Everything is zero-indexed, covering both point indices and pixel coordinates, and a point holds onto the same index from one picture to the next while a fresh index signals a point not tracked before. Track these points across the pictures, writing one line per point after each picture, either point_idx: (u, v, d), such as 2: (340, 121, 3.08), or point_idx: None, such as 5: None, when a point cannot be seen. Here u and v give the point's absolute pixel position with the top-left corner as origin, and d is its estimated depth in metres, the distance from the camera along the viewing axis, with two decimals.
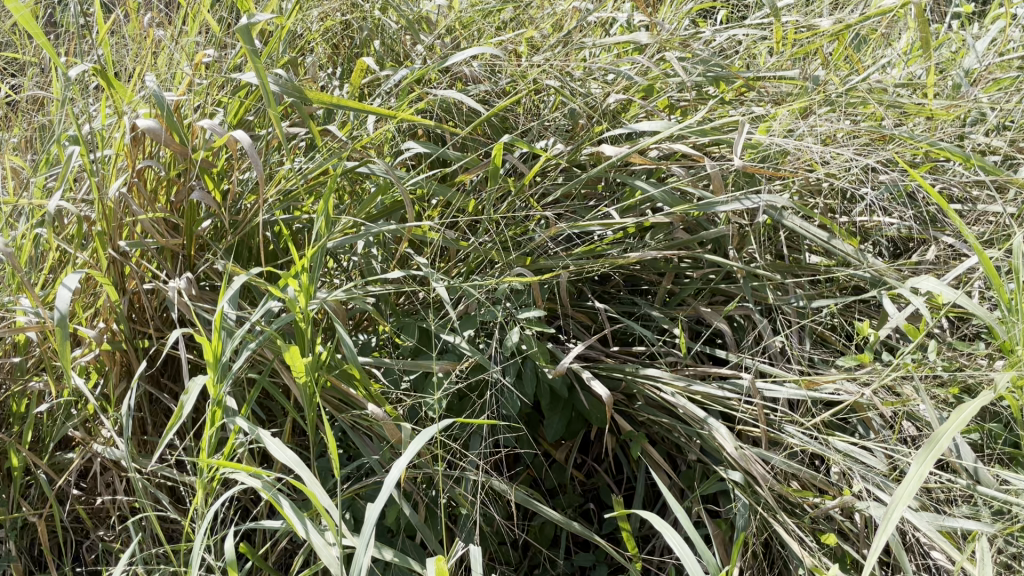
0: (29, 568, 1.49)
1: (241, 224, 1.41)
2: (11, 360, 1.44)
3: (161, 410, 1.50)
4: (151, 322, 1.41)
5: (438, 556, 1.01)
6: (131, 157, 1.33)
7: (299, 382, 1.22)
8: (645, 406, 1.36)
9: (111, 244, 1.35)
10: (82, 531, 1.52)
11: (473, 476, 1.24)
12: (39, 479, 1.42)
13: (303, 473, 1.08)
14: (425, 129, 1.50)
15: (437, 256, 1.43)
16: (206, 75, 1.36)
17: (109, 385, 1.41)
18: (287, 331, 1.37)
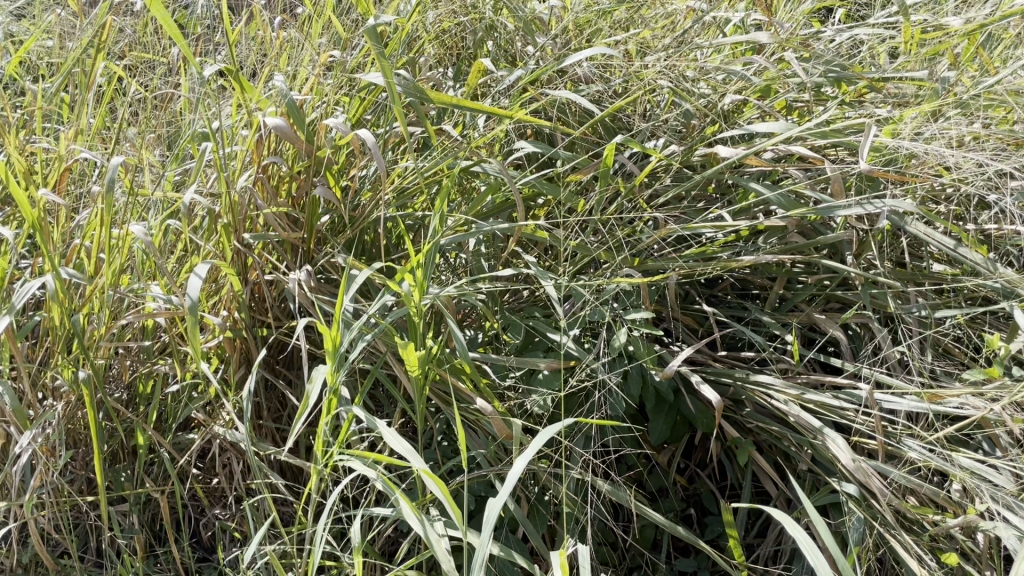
0: (150, 541, 1.57)
1: (358, 219, 1.45)
2: (140, 344, 1.53)
3: (277, 397, 1.57)
4: (270, 312, 1.49)
5: (563, 550, 1.04)
6: (258, 154, 1.39)
7: (412, 375, 1.25)
8: (754, 413, 1.34)
9: (236, 236, 1.42)
10: (200, 508, 1.60)
11: (579, 476, 1.24)
12: (163, 457, 1.49)
13: (418, 463, 1.11)
14: (537, 129, 1.51)
15: (545, 254, 1.44)
16: (330, 74, 1.41)
17: (230, 371, 1.49)
18: (400, 325, 1.41)
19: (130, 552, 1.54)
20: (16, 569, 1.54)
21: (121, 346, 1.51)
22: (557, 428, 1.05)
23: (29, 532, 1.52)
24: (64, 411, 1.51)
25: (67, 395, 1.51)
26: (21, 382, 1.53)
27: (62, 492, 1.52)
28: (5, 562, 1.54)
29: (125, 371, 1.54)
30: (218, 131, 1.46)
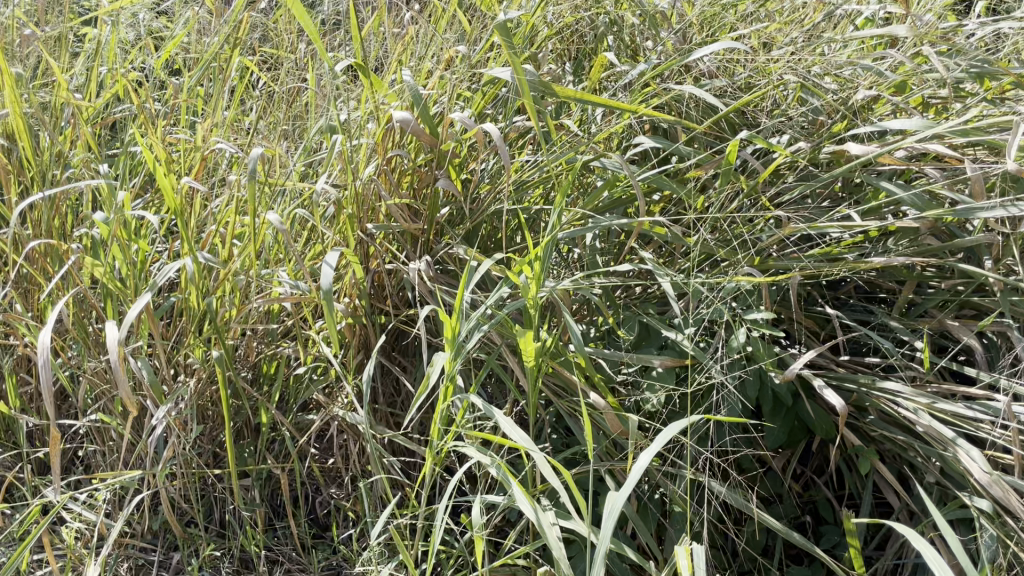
0: (270, 515, 1.65)
1: (477, 211, 1.48)
2: (266, 328, 1.60)
3: (392, 382, 1.63)
4: (390, 299, 1.54)
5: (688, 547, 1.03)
6: (383, 146, 1.44)
7: (527, 367, 1.27)
8: (879, 421, 1.30)
9: (360, 226, 1.48)
10: (316, 487, 1.68)
11: (692, 476, 1.23)
12: (285, 435, 1.56)
13: (535, 454, 1.13)
14: (656, 124, 1.50)
15: (662, 251, 1.44)
16: (455, 68, 1.44)
17: (350, 355, 1.54)
18: (515, 317, 1.43)
19: (251, 525, 1.62)
20: (147, 534, 1.64)
21: (250, 328, 1.59)
22: (681, 428, 1.05)
23: (160, 500, 1.61)
24: (195, 387, 1.59)
25: (198, 372, 1.59)
26: (157, 358, 1.63)
27: (191, 464, 1.61)
28: (138, 527, 1.63)
29: (252, 352, 1.62)
30: (346, 124, 1.51)
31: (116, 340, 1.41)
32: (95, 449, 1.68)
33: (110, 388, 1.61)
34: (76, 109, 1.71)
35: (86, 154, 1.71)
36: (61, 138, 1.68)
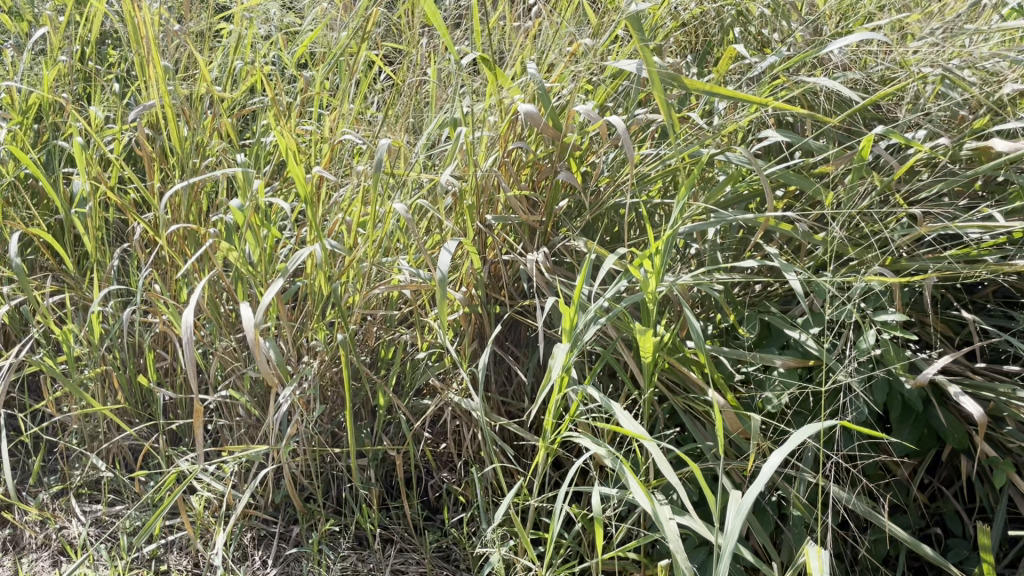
0: (385, 495, 1.73)
1: (596, 204, 1.48)
2: (386, 314, 1.66)
3: (505, 371, 1.66)
4: (506, 290, 1.57)
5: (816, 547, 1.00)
6: (505, 138, 1.46)
7: (645, 361, 1.27)
8: (1017, 433, 1.24)
9: (480, 217, 1.52)
10: (428, 470, 1.75)
11: (814, 479, 1.21)
12: (401, 419, 1.62)
13: (654, 448, 1.13)
14: (782, 119, 1.47)
15: (785, 248, 1.41)
16: (579, 61, 1.45)
17: (465, 343, 1.58)
18: (632, 311, 1.44)
19: (367, 504, 1.69)
20: (269, 506, 1.73)
21: (370, 314, 1.65)
22: (811, 431, 1.03)
23: (283, 475, 1.70)
24: (318, 367, 1.67)
25: (321, 354, 1.66)
26: (283, 339, 1.71)
27: (312, 442, 1.68)
28: (261, 499, 1.73)
29: (371, 336, 1.68)
30: (469, 116, 1.55)
31: (251, 320, 1.49)
32: (224, 423, 1.79)
33: (241, 365, 1.71)
34: (215, 101, 1.81)
35: (223, 143, 1.80)
36: (201, 128, 1.79)
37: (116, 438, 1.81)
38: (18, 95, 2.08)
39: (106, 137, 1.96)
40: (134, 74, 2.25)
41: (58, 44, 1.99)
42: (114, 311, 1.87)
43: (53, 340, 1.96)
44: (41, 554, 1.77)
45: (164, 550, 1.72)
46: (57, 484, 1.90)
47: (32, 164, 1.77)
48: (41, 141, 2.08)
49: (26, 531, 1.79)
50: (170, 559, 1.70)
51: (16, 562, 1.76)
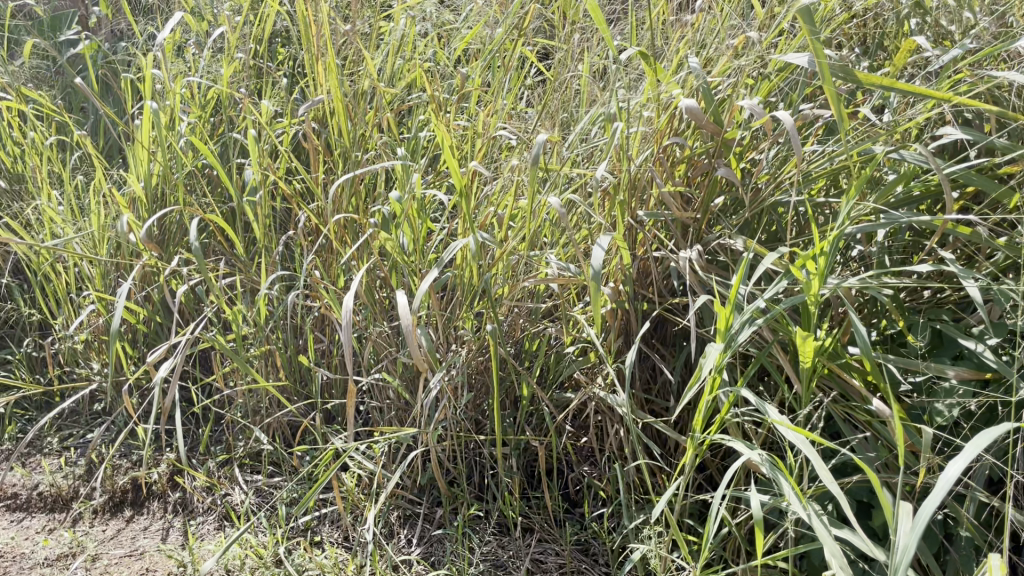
0: (525, 484, 1.77)
1: (755, 202, 1.45)
2: (534, 306, 1.69)
3: (650, 368, 1.64)
4: (656, 288, 1.56)
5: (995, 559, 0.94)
6: (663, 134, 1.46)
7: (804, 365, 1.23)
8: None
9: (631, 213, 1.52)
10: (569, 463, 1.77)
11: (988, 499, 1.14)
12: (544, 411, 1.65)
13: (812, 456, 1.09)
14: (961, 116, 1.39)
15: (960, 254, 1.34)
16: (743, 55, 1.42)
17: (612, 339, 1.58)
18: (789, 313, 1.40)
19: (508, 491, 1.74)
20: (415, 487, 1.81)
21: (519, 306, 1.68)
22: (991, 439, 0.95)
23: (429, 458, 1.78)
24: (467, 355, 1.72)
25: (469, 343, 1.72)
26: (434, 326, 1.77)
27: (459, 428, 1.74)
28: (407, 480, 1.81)
29: (517, 328, 1.71)
30: (626, 111, 1.55)
31: (407, 308, 1.55)
32: (375, 405, 1.88)
33: (393, 351, 1.80)
34: (378, 96, 1.89)
35: (385, 137, 1.89)
36: (364, 122, 1.88)
37: (278, 413, 1.95)
38: (200, 90, 2.25)
39: (277, 130, 2.09)
40: (302, 69, 2.38)
41: (235, 43, 2.14)
42: (278, 294, 1.99)
43: (223, 319, 2.12)
44: (208, 517, 1.92)
45: (317, 522, 1.84)
46: (222, 453, 2.05)
47: (211, 156, 1.91)
48: (218, 133, 2.25)
49: (195, 495, 1.95)
50: (323, 531, 1.82)
51: (185, 524, 1.92)
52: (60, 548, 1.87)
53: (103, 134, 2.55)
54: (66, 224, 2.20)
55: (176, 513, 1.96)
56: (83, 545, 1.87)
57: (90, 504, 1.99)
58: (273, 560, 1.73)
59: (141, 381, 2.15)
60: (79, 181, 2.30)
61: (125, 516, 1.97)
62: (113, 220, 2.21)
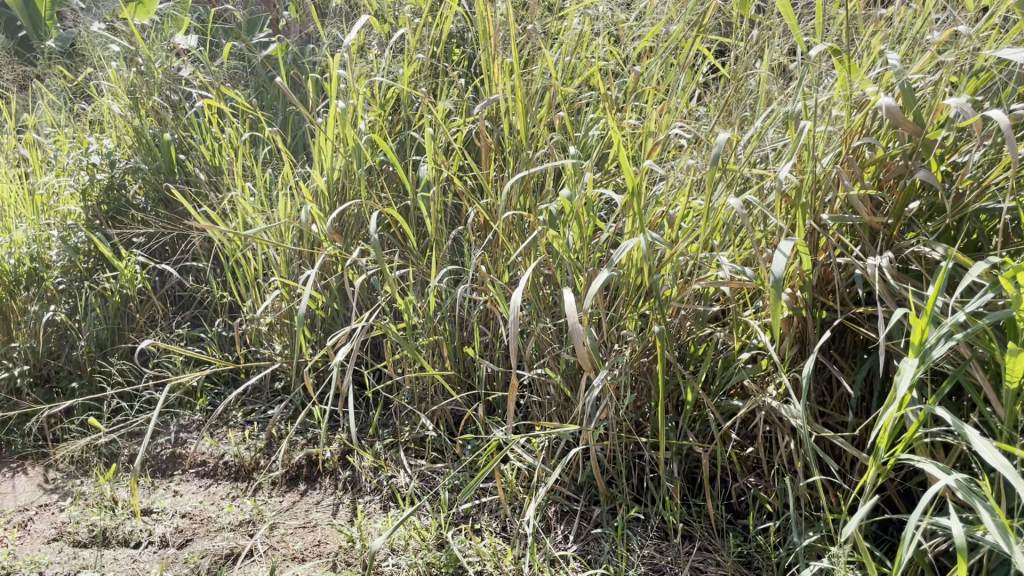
0: (686, 490, 1.74)
1: (956, 208, 1.37)
2: (702, 309, 1.66)
3: (825, 379, 1.57)
4: (837, 296, 1.49)
5: None
6: (853, 134, 1.40)
7: (1010, 386, 1.14)
8: None
9: (813, 216, 1.46)
10: (733, 472, 1.72)
11: None
12: (710, 418, 1.61)
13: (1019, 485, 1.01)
14: None
15: None
16: (949, 51, 1.34)
17: (786, 347, 1.53)
18: (992, 329, 1.31)
19: (668, 495, 1.72)
20: (573, 484, 1.82)
21: (687, 308, 1.66)
22: None
23: (589, 456, 1.78)
24: (631, 356, 1.71)
25: (633, 343, 1.71)
26: (599, 325, 1.78)
27: (620, 428, 1.74)
28: (566, 476, 1.82)
29: (684, 331, 1.68)
30: (812, 111, 1.50)
31: (574, 307, 1.55)
32: (536, 400, 1.91)
33: (557, 347, 1.82)
34: (553, 96, 1.93)
35: (557, 136, 1.92)
36: (538, 120, 1.91)
37: (444, 402, 2.02)
38: (380, 89, 2.36)
39: (452, 129, 2.17)
40: (476, 70, 2.46)
41: (415, 44, 2.24)
42: (447, 287, 2.06)
43: (394, 309, 2.22)
44: (374, 497, 2.02)
45: (477, 510, 1.89)
46: (389, 437, 2.15)
47: (392, 152, 2.00)
48: (396, 131, 2.36)
49: (364, 475, 2.06)
50: (482, 519, 1.86)
51: (354, 501, 2.02)
52: (242, 515, 2.01)
53: (290, 131, 2.73)
54: (257, 214, 2.37)
55: (345, 490, 2.07)
56: (264, 514, 2.01)
57: (270, 476, 2.13)
58: (434, 543, 1.78)
59: (318, 364, 2.28)
60: (269, 175, 2.47)
61: (300, 490, 2.10)
62: (298, 211, 2.35)
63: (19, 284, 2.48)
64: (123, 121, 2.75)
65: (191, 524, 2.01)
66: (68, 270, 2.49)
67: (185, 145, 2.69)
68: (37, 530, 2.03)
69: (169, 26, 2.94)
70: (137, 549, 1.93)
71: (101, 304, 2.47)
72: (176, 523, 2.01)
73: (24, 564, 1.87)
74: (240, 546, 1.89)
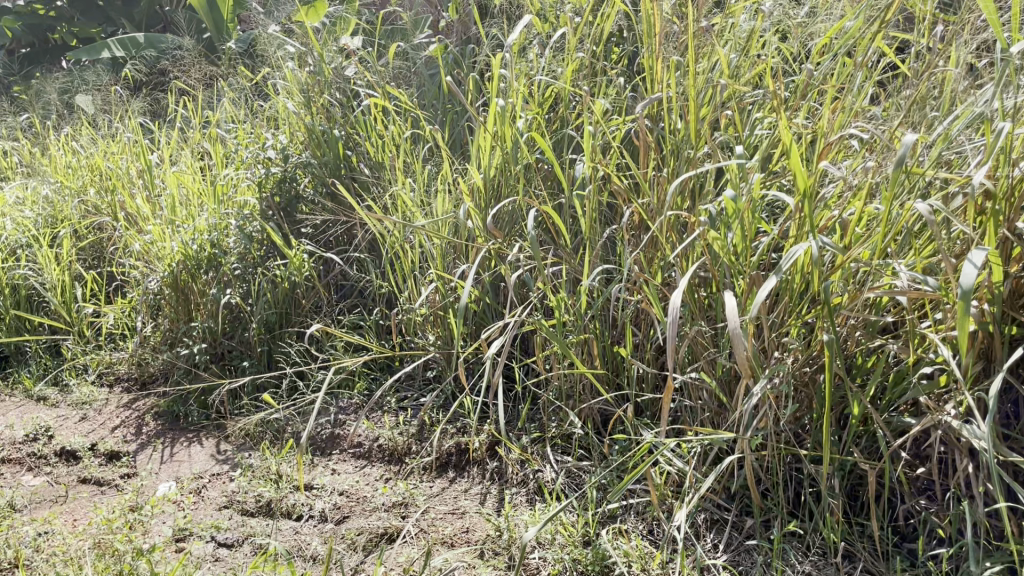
0: (848, 508, 1.67)
1: None
2: (873, 319, 1.59)
3: (1012, 402, 1.48)
4: None
5: None
6: None
7: None
8: None
9: (1008, 224, 1.38)
10: (901, 494, 1.64)
11: None
12: (879, 435, 1.54)
13: None
14: None
15: None
16: None
17: (971, 364, 1.44)
18: None
19: (827, 512, 1.65)
20: (725, 492, 1.78)
21: (857, 317, 1.59)
22: None
23: (743, 465, 1.74)
24: (793, 364, 1.66)
25: (796, 352, 1.65)
26: (758, 331, 1.73)
27: (779, 439, 1.68)
28: (717, 483, 1.78)
29: (851, 341, 1.61)
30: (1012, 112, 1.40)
31: (737, 312, 1.49)
32: (689, 404, 1.88)
33: (713, 352, 1.78)
34: (718, 95, 1.89)
35: (720, 137, 1.88)
36: (702, 119, 1.88)
37: (594, 401, 2.03)
38: (539, 88, 2.39)
39: (610, 128, 2.17)
40: (635, 70, 2.45)
41: (575, 44, 2.25)
42: (600, 286, 2.07)
43: (545, 306, 2.24)
44: (521, 489, 2.05)
45: (624, 510, 1.88)
46: (536, 431, 2.18)
47: (551, 149, 2.01)
48: (553, 130, 2.38)
49: (511, 467, 2.10)
50: (629, 521, 1.85)
51: (502, 492, 2.06)
52: (395, 497, 2.09)
53: (448, 129, 2.81)
54: (418, 209, 2.45)
55: (493, 481, 2.12)
56: (415, 497, 2.08)
57: (421, 461, 2.20)
58: (581, 539, 1.79)
59: (469, 356, 2.34)
60: (428, 171, 2.55)
61: (449, 477, 2.16)
62: (455, 207, 2.42)
63: (200, 268, 2.66)
64: (296, 118, 2.92)
65: (347, 502, 2.10)
66: (244, 257, 2.65)
67: (351, 141, 2.81)
68: (210, 497, 2.17)
69: (339, 27, 3.09)
70: (299, 522, 2.04)
71: (271, 289, 2.61)
72: (335, 500, 2.11)
73: (202, 527, 1.99)
74: (393, 527, 1.97)
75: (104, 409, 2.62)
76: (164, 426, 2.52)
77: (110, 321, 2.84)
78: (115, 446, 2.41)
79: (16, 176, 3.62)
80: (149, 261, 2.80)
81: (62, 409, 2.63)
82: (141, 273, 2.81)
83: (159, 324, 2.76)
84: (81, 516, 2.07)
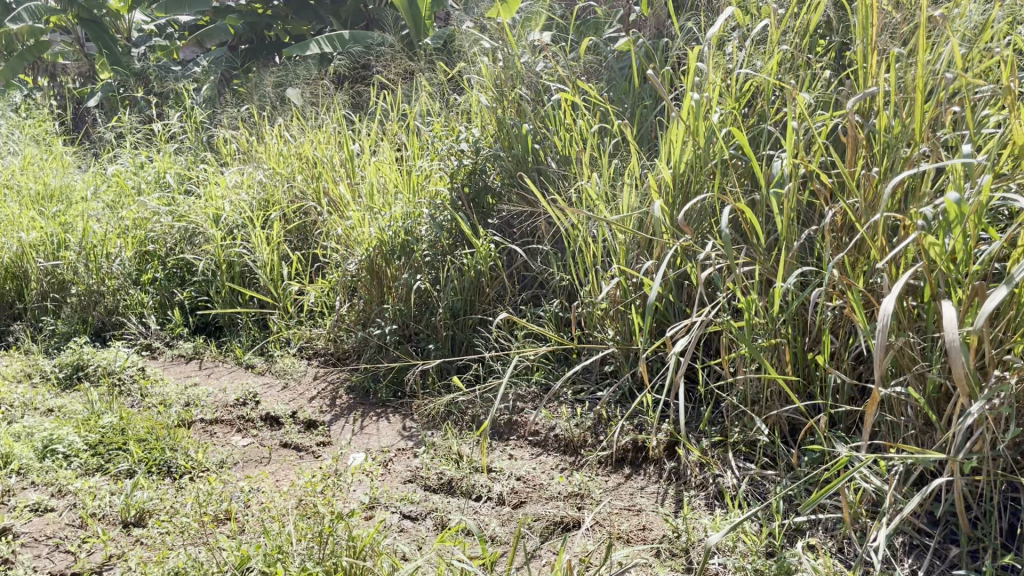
0: None
1: None
2: None
3: None
4: None
5: None
6: None
7: None
8: None
9: None
10: None
11: None
12: None
13: None
14: None
15: None
16: None
17: None
18: None
19: None
20: (927, 517, 1.67)
21: None
22: None
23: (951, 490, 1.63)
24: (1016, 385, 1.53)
25: (1021, 372, 1.52)
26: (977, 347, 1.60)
27: (994, 465, 1.56)
28: (919, 506, 1.67)
29: None
30: None
31: (956, 322, 1.38)
32: (890, 419, 1.77)
33: (922, 365, 1.67)
34: (941, 91, 1.77)
35: (941, 136, 1.76)
36: (921, 117, 1.76)
37: (783, 408, 1.95)
38: (737, 83, 2.33)
39: (814, 125, 2.08)
40: (842, 65, 2.34)
41: (779, 36, 2.17)
42: (796, 289, 1.99)
43: (733, 307, 2.19)
44: (700, 492, 2.01)
45: (811, 525, 1.80)
46: (717, 435, 2.13)
47: (748, 144, 1.94)
48: (750, 126, 2.31)
49: (690, 468, 2.06)
50: (816, 536, 1.78)
51: (680, 493, 2.03)
52: (571, 488, 2.11)
53: (638, 123, 2.79)
54: (606, 204, 2.46)
55: (670, 481, 2.09)
56: (592, 490, 2.09)
57: (598, 455, 2.21)
58: (764, 550, 1.73)
59: (650, 353, 2.33)
60: (617, 166, 2.55)
61: (625, 473, 2.16)
62: (643, 202, 2.40)
63: (394, 253, 2.79)
64: (488, 111, 3.01)
65: (524, 487, 2.15)
66: (434, 245, 2.77)
67: (540, 135, 2.85)
68: (396, 470, 2.28)
69: (534, 22, 3.15)
70: (478, 502, 2.11)
71: (458, 277, 2.71)
72: (512, 485, 2.16)
73: (390, 498, 2.09)
74: (570, 517, 1.99)
75: (302, 380, 2.82)
76: (354, 400, 2.68)
77: (310, 299, 3.05)
78: (312, 416, 2.58)
79: (234, 162, 3.96)
80: (348, 245, 2.98)
81: (266, 378, 2.85)
82: (340, 256, 3.00)
83: (354, 304, 2.93)
84: (282, 477, 2.24)
